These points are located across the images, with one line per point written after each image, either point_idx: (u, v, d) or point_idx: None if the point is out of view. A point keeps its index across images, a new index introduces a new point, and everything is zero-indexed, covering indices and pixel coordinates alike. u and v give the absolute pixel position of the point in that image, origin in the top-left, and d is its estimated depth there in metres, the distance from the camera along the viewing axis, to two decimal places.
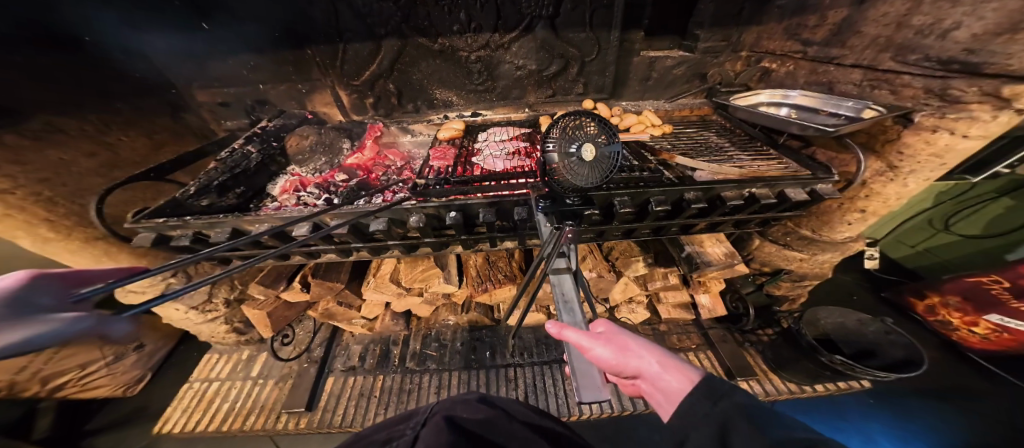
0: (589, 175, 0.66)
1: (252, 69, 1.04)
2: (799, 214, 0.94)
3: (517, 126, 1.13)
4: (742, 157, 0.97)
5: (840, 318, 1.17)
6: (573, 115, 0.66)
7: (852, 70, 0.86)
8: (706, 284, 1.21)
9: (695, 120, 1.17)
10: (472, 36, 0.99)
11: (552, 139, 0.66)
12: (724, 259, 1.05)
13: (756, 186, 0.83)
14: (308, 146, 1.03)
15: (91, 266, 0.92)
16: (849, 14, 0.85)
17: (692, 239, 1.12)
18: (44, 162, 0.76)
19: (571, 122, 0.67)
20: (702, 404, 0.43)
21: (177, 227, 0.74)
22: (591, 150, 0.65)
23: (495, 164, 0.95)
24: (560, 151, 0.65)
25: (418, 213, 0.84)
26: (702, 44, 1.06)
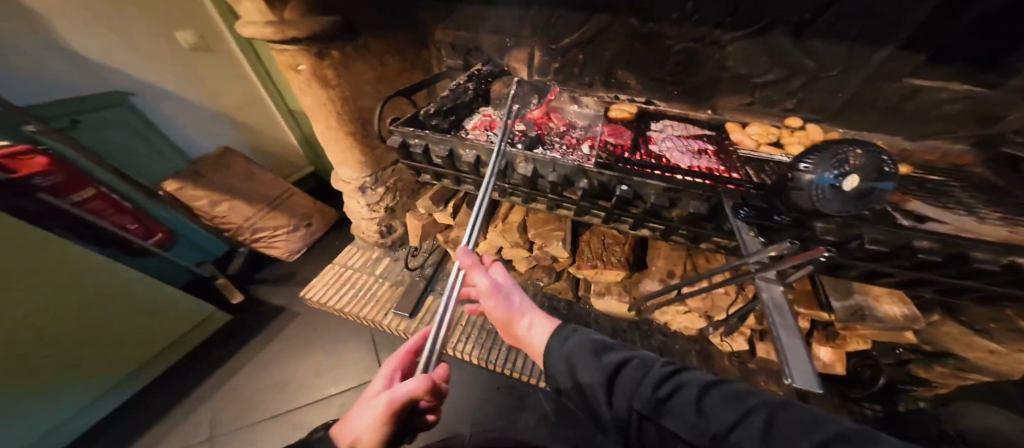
0: (837, 206, 0.61)
1: (480, 23, 1.18)
2: None
3: (697, 126, 1.08)
4: (1005, 220, 0.74)
5: (1003, 425, 0.97)
6: (850, 141, 0.59)
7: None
8: (845, 338, 1.02)
9: (946, 167, 0.93)
10: (690, 28, 0.92)
11: (809, 160, 0.62)
12: (903, 321, 0.87)
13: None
14: (506, 95, 1.17)
15: (336, 154, 1.22)
16: None
17: (864, 288, 0.95)
18: (352, 71, 1.03)
19: (845, 147, 0.59)
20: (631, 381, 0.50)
21: (420, 138, 0.98)
22: (854, 181, 0.57)
23: (678, 159, 0.92)
24: (813, 175, 0.60)
25: (590, 178, 0.90)
26: (1016, 82, 0.77)
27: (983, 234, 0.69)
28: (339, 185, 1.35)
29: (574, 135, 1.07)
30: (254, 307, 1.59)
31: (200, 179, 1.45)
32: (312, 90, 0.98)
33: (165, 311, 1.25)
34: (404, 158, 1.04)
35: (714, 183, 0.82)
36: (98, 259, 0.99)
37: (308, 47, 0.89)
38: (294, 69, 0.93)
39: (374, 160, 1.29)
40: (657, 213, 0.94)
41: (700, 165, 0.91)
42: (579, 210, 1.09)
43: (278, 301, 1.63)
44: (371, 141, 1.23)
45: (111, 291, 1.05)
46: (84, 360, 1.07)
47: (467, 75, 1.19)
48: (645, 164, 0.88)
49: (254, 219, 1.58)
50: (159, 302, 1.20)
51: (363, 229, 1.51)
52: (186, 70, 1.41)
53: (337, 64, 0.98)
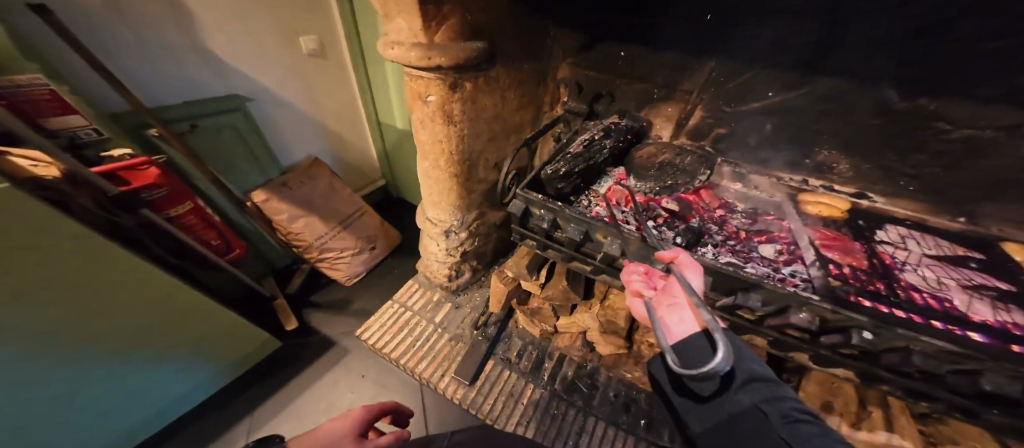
0: None
1: (627, 62, 0.96)
2: None
3: (957, 244, 0.68)
4: None
5: None
6: None
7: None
8: None
9: None
10: (990, 112, 0.59)
11: None
12: None
13: None
14: (658, 163, 0.94)
15: (429, 193, 1.06)
16: None
17: None
18: (477, 108, 0.87)
19: None
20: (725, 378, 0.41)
21: (549, 209, 0.79)
22: None
23: (971, 309, 0.51)
24: None
25: (806, 311, 0.57)
26: None
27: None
28: (422, 223, 1.20)
29: (735, 225, 0.79)
30: (305, 333, 1.45)
31: (285, 191, 1.39)
32: (432, 123, 0.85)
33: (216, 337, 1.12)
34: (518, 224, 0.88)
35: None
36: (162, 279, 0.89)
37: (444, 75, 0.75)
38: (422, 100, 0.81)
39: (466, 205, 1.10)
40: (897, 370, 0.54)
41: (1008, 321, 0.48)
42: (744, 327, 0.70)
43: (330, 331, 1.47)
44: (473, 185, 1.06)
45: (200, 301, 1.01)
46: (137, 377, 0.98)
47: (601, 125, 0.97)
48: (888, 303, 0.53)
49: (325, 236, 1.47)
50: (220, 324, 1.10)
51: (431, 269, 1.33)
52: (300, 80, 1.40)
53: (468, 96, 0.83)
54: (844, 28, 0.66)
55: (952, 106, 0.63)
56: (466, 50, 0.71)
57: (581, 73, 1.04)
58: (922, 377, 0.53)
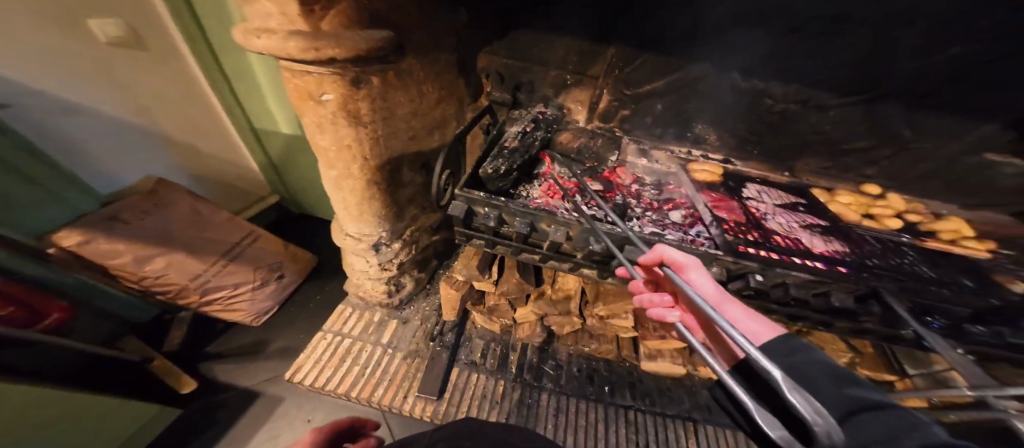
0: None
1: (543, 48, 0.98)
2: None
3: (787, 193, 0.94)
4: None
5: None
6: None
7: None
8: None
9: None
10: (796, 87, 0.85)
11: None
12: None
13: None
14: (576, 148, 1.03)
15: (345, 205, 0.92)
16: None
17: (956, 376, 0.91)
18: (390, 105, 0.76)
19: None
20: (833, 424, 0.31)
21: (495, 206, 0.80)
22: None
23: (806, 241, 0.75)
24: None
25: (718, 266, 0.70)
26: None
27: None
28: (344, 241, 1.04)
29: (648, 196, 0.92)
30: (213, 395, 1.18)
31: (119, 228, 0.98)
32: (336, 126, 0.71)
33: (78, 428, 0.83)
34: (462, 225, 0.86)
35: (855, 272, 0.66)
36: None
37: (343, 70, 0.62)
38: (315, 99, 0.66)
39: (394, 215, 0.99)
40: (782, 302, 0.71)
41: (831, 250, 0.74)
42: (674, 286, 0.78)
43: (248, 382, 1.22)
44: (397, 190, 0.95)
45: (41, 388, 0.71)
46: None
47: (529, 117, 1.01)
48: (768, 247, 0.72)
49: (204, 276, 1.14)
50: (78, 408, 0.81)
51: (364, 290, 1.18)
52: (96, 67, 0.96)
53: (378, 93, 0.71)
54: (709, 18, 0.79)
55: (770, 84, 0.86)
56: (366, 41, 0.59)
57: (500, 63, 1.04)
58: (796, 304, 0.71)
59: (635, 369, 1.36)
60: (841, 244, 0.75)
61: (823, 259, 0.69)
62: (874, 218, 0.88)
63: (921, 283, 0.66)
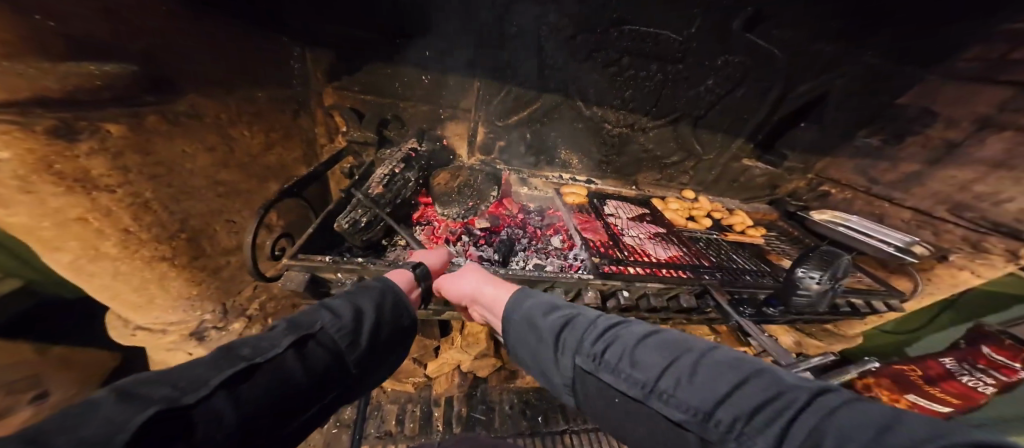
0: (812, 302, 0.65)
1: (404, 83, 0.89)
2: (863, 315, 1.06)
3: (635, 204, 1.13)
4: None
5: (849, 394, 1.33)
6: (828, 250, 0.65)
7: (905, 210, 1.09)
8: None
9: (767, 224, 1.28)
10: (624, 114, 1.03)
11: (805, 266, 0.64)
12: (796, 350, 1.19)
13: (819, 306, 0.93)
14: (456, 188, 0.95)
15: (127, 298, 0.61)
16: (921, 170, 1.02)
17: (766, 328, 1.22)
18: (166, 153, 0.54)
19: (824, 254, 0.65)
20: (514, 306, 0.47)
21: (349, 270, 0.59)
22: (808, 288, 0.63)
23: (654, 251, 0.89)
24: (817, 284, 0.63)
25: (592, 289, 0.76)
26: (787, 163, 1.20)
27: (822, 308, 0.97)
28: (134, 339, 0.70)
29: (534, 224, 0.96)
30: None
31: None
32: (39, 195, 0.42)
33: None
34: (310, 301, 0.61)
35: (690, 275, 0.82)
36: None
37: (23, 115, 0.37)
38: None
39: (218, 286, 0.73)
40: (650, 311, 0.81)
41: (673, 255, 0.90)
42: None
43: None
44: (217, 260, 0.70)
45: None
46: None
47: (399, 154, 0.88)
48: (629, 264, 0.81)
49: None
50: None
51: None
52: None
53: (130, 144, 0.48)
54: (550, 55, 0.90)
55: (607, 111, 1.02)
56: (53, 74, 0.39)
57: (354, 98, 0.88)
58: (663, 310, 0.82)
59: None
60: (677, 246, 0.94)
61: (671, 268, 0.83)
62: (695, 219, 1.14)
63: (738, 275, 0.86)
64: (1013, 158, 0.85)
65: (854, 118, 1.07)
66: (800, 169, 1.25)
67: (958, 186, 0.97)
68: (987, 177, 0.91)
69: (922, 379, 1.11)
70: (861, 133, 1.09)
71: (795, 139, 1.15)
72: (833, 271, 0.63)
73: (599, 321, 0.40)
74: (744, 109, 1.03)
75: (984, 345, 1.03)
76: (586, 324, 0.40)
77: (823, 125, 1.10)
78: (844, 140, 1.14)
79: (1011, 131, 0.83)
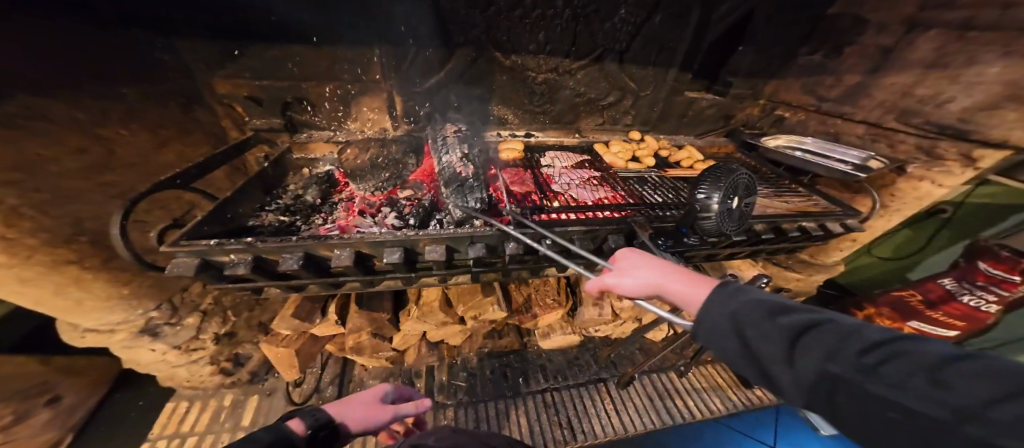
0: (721, 225, 0.58)
1: (300, 61, 0.85)
2: (819, 238, 1.01)
3: (575, 153, 1.10)
4: (771, 208, 0.99)
5: None
6: (722, 167, 0.59)
7: (858, 125, 1.02)
8: None
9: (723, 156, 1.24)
10: (545, 58, 0.97)
11: (704, 186, 0.58)
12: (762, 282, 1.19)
13: (783, 221, 0.92)
14: (368, 161, 0.92)
15: (53, 302, 0.64)
16: (862, 80, 0.98)
17: (730, 263, 1.25)
18: (18, 159, 0.51)
19: (720, 172, 0.60)
20: (719, 301, 0.37)
21: (240, 250, 0.58)
22: (708, 211, 0.57)
23: (582, 195, 0.87)
24: (719, 203, 0.56)
25: (512, 242, 0.75)
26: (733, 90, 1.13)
27: (767, 234, 0.93)
28: (82, 340, 0.76)
29: None
30: None
31: None
32: None
33: None
34: (214, 283, 0.61)
35: (618, 215, 0.79)
36: None
37: None
38: None
39: (153, 285, 0.78)
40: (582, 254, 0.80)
41: (603, 197, 0.87)
42: (498, 266, 0.84)
43: None
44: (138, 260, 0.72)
45: None
46: None
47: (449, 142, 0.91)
48: (552, 210, 0.80)
49: None
50: None
51: (183, 378, 0.97)
52: None
53: None
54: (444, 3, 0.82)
55: (525, 60, 0.97)
56: None
57: (250, 84, 0.84)
58: (595, 252, 0.82)
59: (543, 352, 1.49)
60: (613, 189, 0.90)
61: (599, 211, 0.80)
62: (638, 161, 1.08)
63: (670, 209, 0.83)
64: (944, 55, 0.82)
65: (788, 32, 1.02)
66: (749, 94, 1.18)
67: (900, 91, 0.91)
68: (929, 75, 0.85)
69: (922, 304, 1.12)
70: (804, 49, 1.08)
71: (738, 64, 1.08)
72: (731, 186, 0.58)
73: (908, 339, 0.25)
74: (669, 41, 0.97)
75: (982, 261, 0.99)
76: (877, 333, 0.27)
77: (759, 45, 1.04)
78: (787, 62, 1.12)
79: (936, 30, 0.83)
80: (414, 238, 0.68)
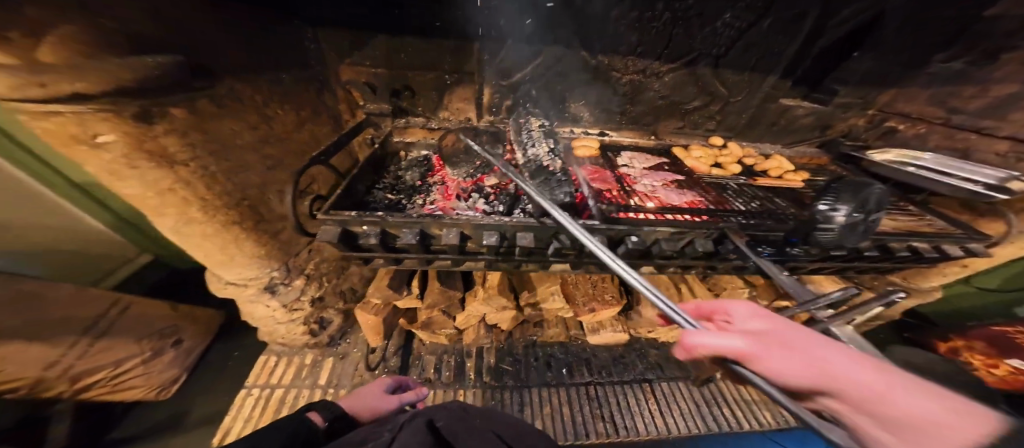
0: (842, 239, 0.57)
1: (408, 54, 0.94)
2: (927, 262, 0.92)
3: (652, 155, 1.08)
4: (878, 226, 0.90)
5: None
6: (864, 179, 0.55)
7: (1000, 141, 0.89)
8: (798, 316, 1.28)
9: (814, 169, 1.14)
10: (634, 60, 0.96)
11: (834, 198, 0.56)
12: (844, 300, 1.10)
13: (894, 241, 0.83)
14: (464, 148, 1.02)
15: (217, 253, 0.78)
16: (1020, 90, 0.83)
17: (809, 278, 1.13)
18: (220, 133, 0.65)
19: (859, 185, 0.56)
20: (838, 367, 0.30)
21: (372, 222, 0.69)
22: (834, 225, 0.56)
23: (668, 197, 0.87)
24: (848, 217, 0.55)
25: (599, 235, 0.78)
26: (839, 98, 1.03)
27: (874, 253, 0.85)
28: (224, 290, 0.92)
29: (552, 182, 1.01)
30: None
31: None
32: (141, 170, 0.55)
33: None
34: (346, 250, 0.72)
35: (707, 219, 0.79)
36: None
37: (116, 104, 0.47)
38: (85, 144, 0.49)
39: (280, 248, 0.91)
40: (664, 255, 0.82)
41: (690, 201, 0.87)
42: (575, 260, 0.86)
43: None
44: (273, 224, 0.85)
45: None
46: None
47: (540, 136, 0.96)
48: (637, 209, 0.81)
49: (62, 364, 0.91)
50: None
51: (281, 334, 1.13)
52: None
53: (190, 124, 0.59)
54: (545, 6, 0.85)
55: (613, 61, 0.97)
56: (131, 70, 0.46)
57: (367, 73, 0.96)
58: (677, 255, 0.83)
59: (588, 346, 1.50)
60: (698, 192, 0.90)
61: (686, 212, 0.81)
62: (722, 166, 1.03)
63: (765, 216, 0.81)
64: None
65: (925, 37, 0.89)
66: (857, 104, 1.06)
67: None
68: None
69: None
70: (938, 56, 0.92)
71: (849, 70, 0.97)
72: (865, 201, 0.54)
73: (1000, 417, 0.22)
74: (773, 45, 0.91)
75: None
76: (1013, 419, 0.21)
77: (882, 50, 0.92)
78: (915, 68, 0.96)
79: None
80: (515, 223, 0.76)
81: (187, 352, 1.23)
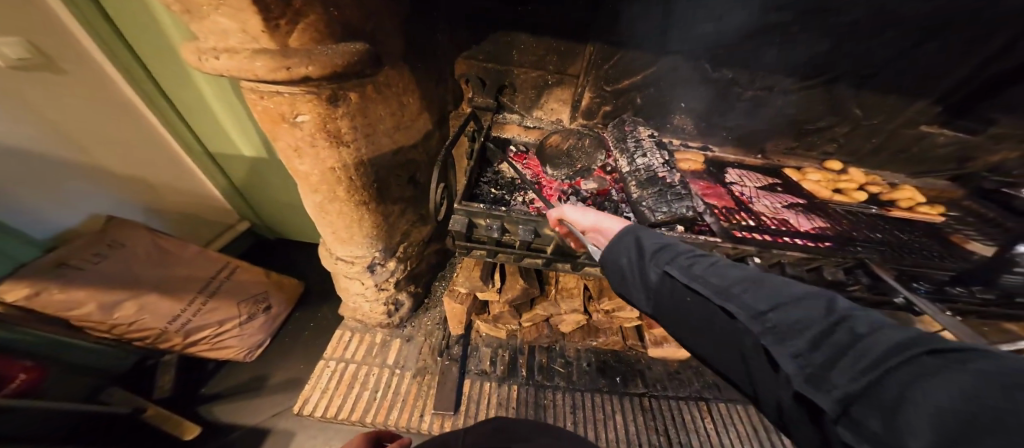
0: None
1: (522, 50, 0.95)
2: None
3: (762, 174, 1.02)
4: None
5: None
6: None
7: None
8: None
9: (943, 204, 1.02)
10: (762, 74, 0.91)
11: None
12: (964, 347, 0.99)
13: None
14: (566, 149, 1.03)
15: (342, 230, 0.84)
16: None
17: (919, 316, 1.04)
18: (374, 119, 0.71)
19: None
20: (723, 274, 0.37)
21: (497, 217, 0.79)
22: None
23: (797, 222, 0.83)
24: None
25: (719, 252, 0.75)
26: (995, 130, 0.91)
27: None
28: (333, 266, 1.00)
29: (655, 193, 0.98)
30: (220, 437, 1.08)
31: (75, 275, 0.82)
32: (317, 150, 0.62)
33: None
34: (462, 239, 0.84)
35: (841, 249, 0.75)
36: None
37: (319, 87, 0.54)
38: (287, 122, 0.57)
39: (386, 232, 0.95)
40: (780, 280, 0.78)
41: (818, 228, 0.82)
42: None
43: (255, 420, 1.13)
44: (386, 208, 0.89)
45: None
46: None
47: (652, 145, 0.94)
48: (760, 231, 0.78)
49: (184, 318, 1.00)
50: None
51: (363, 312, 1.19)
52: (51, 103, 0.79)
53: (359, 111, 0.65)
54: (679, 14, 0.82)
55: (737, 73, 0.92)
56: (341, 56, 0.50)
57: (480, 67, 0.99)
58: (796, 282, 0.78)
59: (643, 357, 1.41)
60: (822, 219, 0.85)
61: (815, 239, 0.77)
62: (843, 192, 0.97)
63: (899, 251, 0.78)
64: None
65: None
66: (1015, 138, 0.92)
67: None
68: None
69: None
70: None
71: (1013, 98, 0.85)
72: None
73: (902, 334, 0.24)
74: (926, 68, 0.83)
75: None
76: (958, 368, 0.20)
77: None
78: None
79: None
80: None
81: (271, 320, 1.27)
